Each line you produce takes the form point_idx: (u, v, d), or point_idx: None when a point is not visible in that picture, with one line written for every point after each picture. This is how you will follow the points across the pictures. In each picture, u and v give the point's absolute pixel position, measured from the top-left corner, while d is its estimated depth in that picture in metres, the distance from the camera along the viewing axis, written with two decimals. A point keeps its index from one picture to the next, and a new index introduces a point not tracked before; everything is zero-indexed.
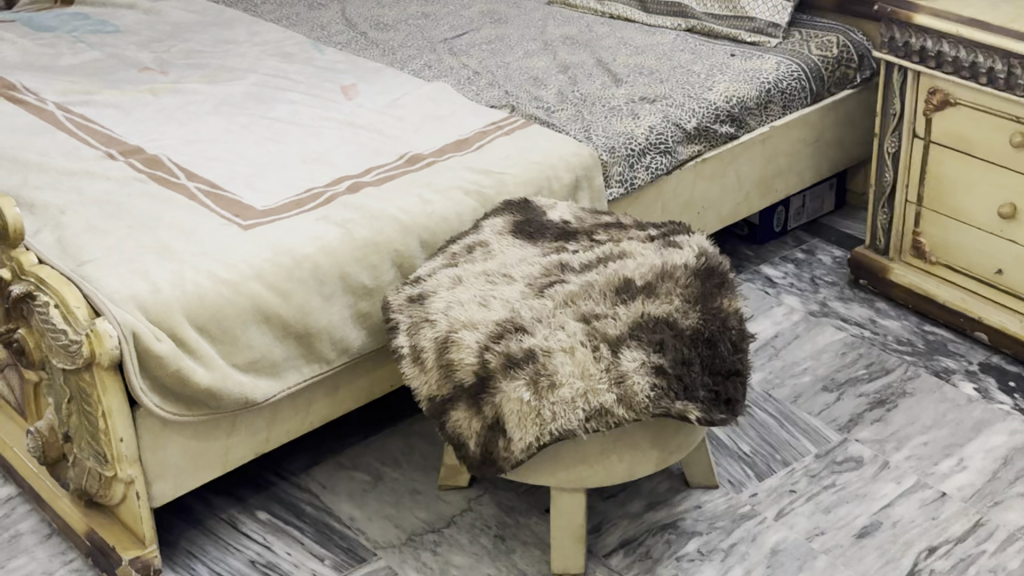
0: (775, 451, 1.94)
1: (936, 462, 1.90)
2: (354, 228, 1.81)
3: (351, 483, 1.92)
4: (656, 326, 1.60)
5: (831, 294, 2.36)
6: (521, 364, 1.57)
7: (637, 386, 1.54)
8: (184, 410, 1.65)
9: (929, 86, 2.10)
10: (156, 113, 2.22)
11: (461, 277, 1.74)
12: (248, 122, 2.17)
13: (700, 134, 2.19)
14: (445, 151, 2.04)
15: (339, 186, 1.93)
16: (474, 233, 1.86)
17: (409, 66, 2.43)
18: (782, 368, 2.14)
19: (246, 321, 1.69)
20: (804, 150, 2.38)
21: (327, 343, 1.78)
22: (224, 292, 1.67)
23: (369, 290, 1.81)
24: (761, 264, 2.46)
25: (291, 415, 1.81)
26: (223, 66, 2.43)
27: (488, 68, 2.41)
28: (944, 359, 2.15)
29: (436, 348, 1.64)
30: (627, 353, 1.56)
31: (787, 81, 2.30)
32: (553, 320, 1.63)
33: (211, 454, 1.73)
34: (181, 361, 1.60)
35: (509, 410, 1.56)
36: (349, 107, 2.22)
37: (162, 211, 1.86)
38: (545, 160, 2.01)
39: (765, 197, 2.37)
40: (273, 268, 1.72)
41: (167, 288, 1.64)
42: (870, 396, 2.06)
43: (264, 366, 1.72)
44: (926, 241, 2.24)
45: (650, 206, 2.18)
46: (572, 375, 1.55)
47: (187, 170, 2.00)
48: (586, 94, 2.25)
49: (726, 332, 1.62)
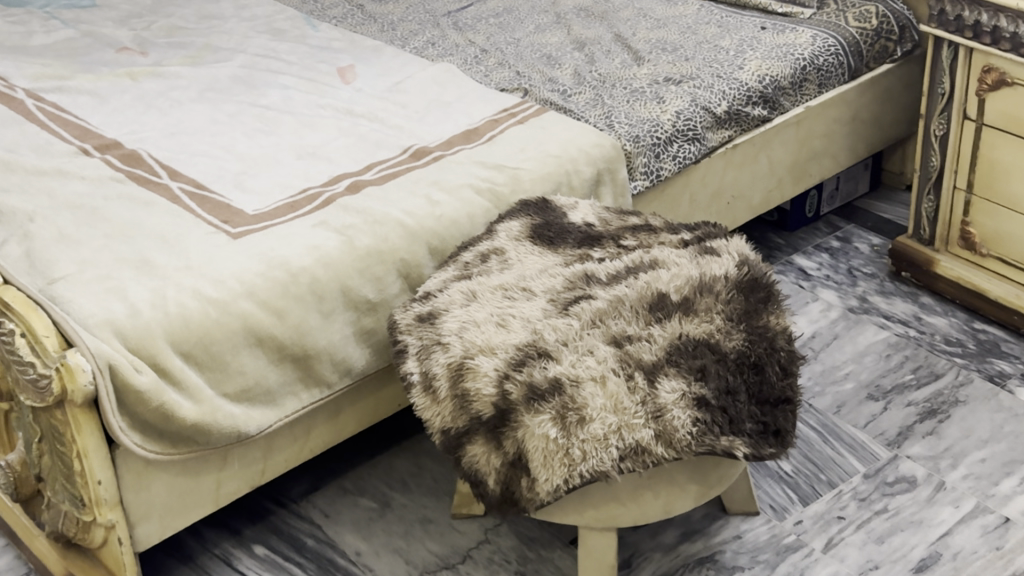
0: (819, 471, 1.78)
1: (996, 483, 1.73)
2: (356, 235, 1.64)
3: (355, 510, 1.75)
4: (697, 350, 1.43)
5: (871, 288, 2.18)
6: (547, 397, 1.40)
7: (678, 422, 1.37)
8: (167, 446, 1.47)
9: (983, 63, 1.91)
10: (136, 100, 2.03)
11: (476, 292, 1.56)
12: (236, 110, 1.98)
13: (732, 118, 2.00)
14: (453, 143, 1.85)
15: (337, 186, 1.75)
16: (488, 239, 1.68)
17: (411, 44, 2.23)
18: (823, 373, 1.97)
19: (238, 346, 1.51)
20: (841, 129, 2.20)
21: (327, 366, 1.60)
22: (211, 313, 1.49)
23: (373, 304, 1.63)
24: (793, 253, 2.28)
25: (289, 444, 1.62)
26: (210, 45, 2.23)
27: (498, 46, 2.21)
28: (999, 361, 1.97)
29: (450, 377, 1.47)
30: (666, 383, 1.40)
31: (824, 57, 2.11)
32: (580, 343, 1.46)
33: (200, 490, 1.56)
34: (164, 395, 1.43)
35: (534, 447, 1.39)
36: (347, 92, 2.03)
37: (143, 217, 1.68)
38: (563, 153, 1.83)
39: (799, 183, 2.19)
40: (266, 284, 1.55)
41: (148, 310, 1.47)
42: (920, 405, 1.88)
43: (259, 395, 1.54)
44: (976, 231, 2.05)
45: (676, 198, 1.99)
46: (604, 409, 1.39)
47: (170, 168, 1.81)
48: (605, 75, 2.06)
49: (775, 355, 1.45)
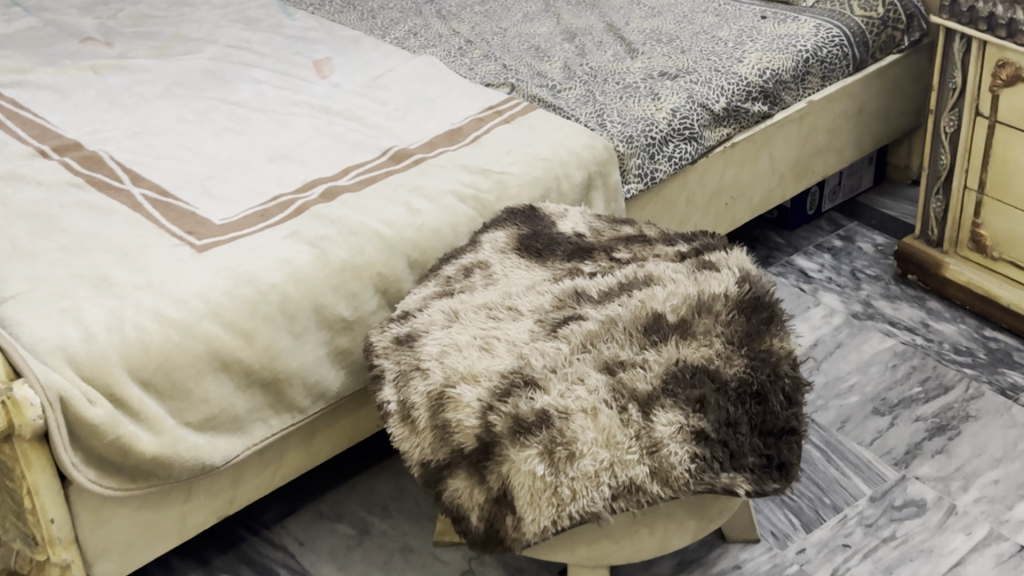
0: (823, 494, 1.68)
1: (1010, 507, 1.63)
2: (330, 247, 1.53)
3: (332, 538, 1.65)
4: (695, 379, 1.33)
5: (875, 292, 2.08)
6: (534, 430, 1.29)
7: (675, 458, 1.26)
8: (125, 481, 1.37)
9: (997, 58, 1.80)
10: (99, 96, 1.91)
11: (458, 313, 1.46)
12: (205, 107, 1.86)
13: (731, 115, 1.89)
14: (436, 144, 1.74)
15: (310, 192, 1.64)
16: (471, 251, 1.57)
17: (392, 33, 2.12)
18: (826, 385, 1.87)
19: (201, 371, 1.40)
20: (845, 124, 2.09)
21: (299, 390, 1.49)
22: (172, 336, 1.39)
23: (349, 323, 1.52)
24: (793, 253, 2.18)
25: (259, 472, 1.52)
26: (179, 36, 2.11)
27: (483, 36, 2.10)
28: (1011, 372, 1.87)
29: (430, 406, 1.37)
30: (661, 415, 1.29)
31: (828, 48, 2.00)
32: (570, 370, 1.35)
33: (162, 524, 1.45)
34: (120, 427, 1.32)
35: (520, 483, 1.28)
36: (323, 87, 1.91)
37: (102, 228, 1.57)
38: (553, 156, 1.72)
39: (801, 181, 2.08)
40: (232, 302, 1.44)
41: (103, 333, 1.36)
42: (928, 421, 1.79)
43: (225, 423, 1.44)
44: (988, 234, 1.95)
45: (672, 200, 1.88)
46: (595, 443, 1.28)
47: (132, 171, 1.70)
48: (596, 69, 1.95)
49: (779, 382, 1.35)
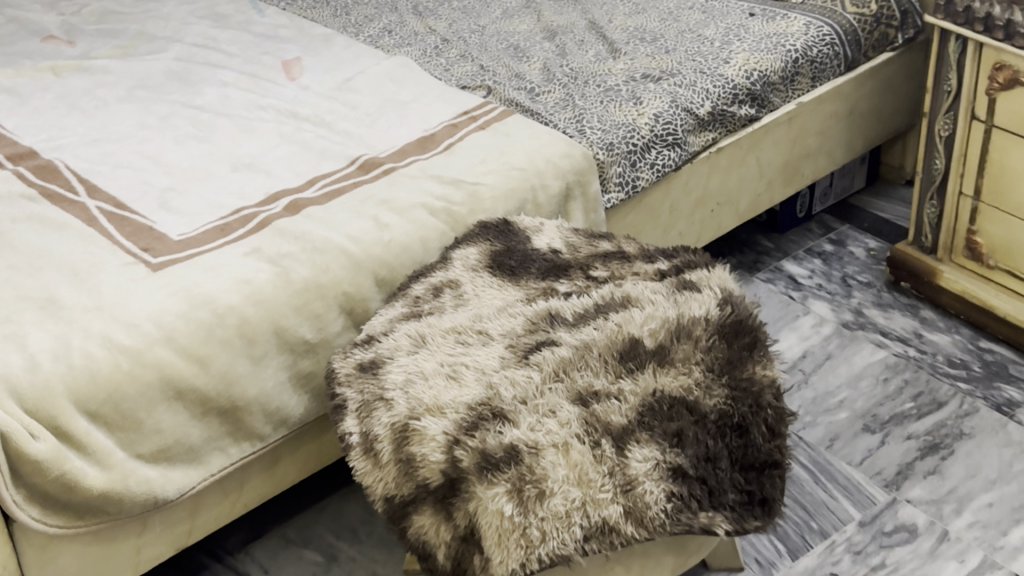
0: (810, 518, 1.61)
1: (1005, 533, 1.56)
2: (292, 266, 1.46)
3: (298, 565, 1.58)
4: (672, 411, 1.25)
5: (867, 300, 2.01)
6: (502, 467, 1.21)
7: (650, 497, 1.18)
8: (72, 518, 1.30)
9: (994, 60, 1.71)
10: (58, 99, 1.83)
11: (425, 337, 1.39)
12: (167, 112, 1.79)
13: (716, 119, 1.81)
14: (406, 153, 1.66)
15: (274, 205, 1.56)
16: (442, 268, 1.51)
17: (365, 32, 2.05)
18: (815, 401, 1.80)
19: (153, 400, 1.33)
20: (836, 125, 2.01)
21: (259, 417, 1.42)
22: (122, 364, 1.31)
23: (311, 345, 1.45)
24: (783, 259, 2.12)
25: (218, 502, 1.45)
26: (144, 34, 2.04)
27: (460, 35, 2.03)
28: (1006, 387, 1.80)
29: (394, 440, 1.29)
30: (637, 451, 1.21)
31: (818, 47, 1.92)
32: (540, 402, 1.27)
33: (115, 559, 1.38)
34: (65, 463, 1.25)
35: (487, 523, 1.19)
36: (291, 90, 1.83)
37: (53, 244, 1.49)
38: (529, 165, 1.64)
39: (790, 184, 2.00)
40: (187, 327, 1.36)
41: (49, 362, 1.28)
42: (921, 439, 1.72)
43: (179, 454, 1.37)
44: (984, 241, 1.87)
45: (656, 208, 1.81)
46: (567, 481, 1.19)
47: (88, 182, 1.62)
48: (577, 70, 1.88)
49: (761, 414, 1.27)
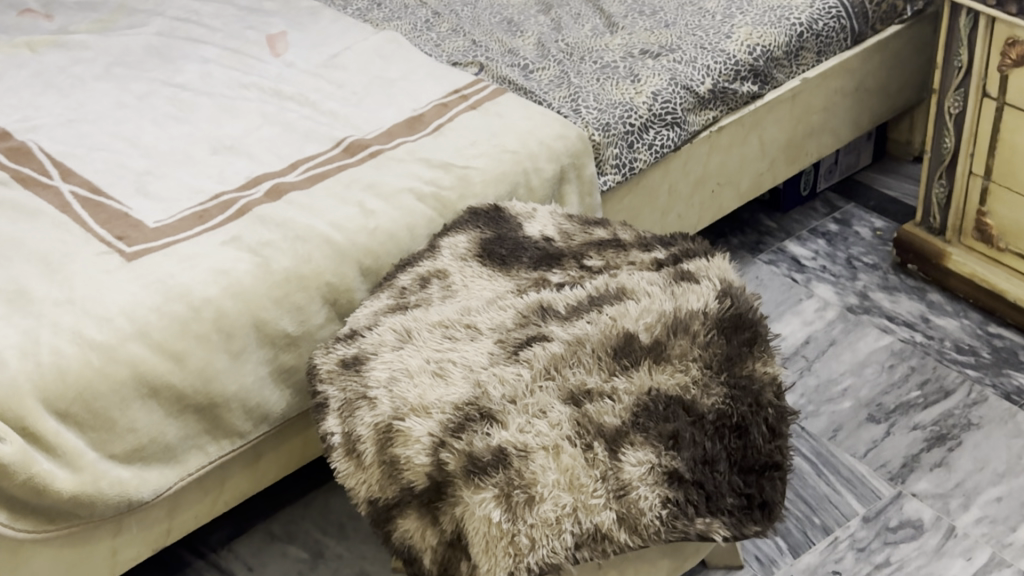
0: (812, 513, 1.56)
1: (1013, 529, 1.50)
2: (273, 256, 1.40)
3: (284, 562, 1.53)
4: (668, 411, 1.19)
5: (872, 282, 1.95)
6: (490, 471, 1.15)
7: (644, 503, 1.13)
8: (43, 522, 1.25)
9: (1007, 36, 1.64)
10: (33, 77, 1.76)
11: (411, 331, 1.33)
12: (146, 91, 1.72)
13: (717, 97, 1.74)
14: (394, 134, 1.60)
15: (255, 190, 1.50)
16: (429, 257, 1.45)
17: (354, 5, 1.98)
18: (818, 389, 1.74)
19: (127, 398, 1.27)
20: (841, 101, 1.94)
21: (238, 414, 1.37)
22: (93, 362, 1.25)
23: (293, 339, 1.39)
24: (786, 239, 2.06)
25: (198, 500, 1.40)
26: (125, 8, 1.97)
27: (452, 8, 1.97)
28: (1016, 374, 1.74)
29: (377, 440, 1.24)
30: (631, 454, 1.15)
31: (823, 20, 1.84)
32: (531, 401, 1.21)
33: (91, 561, 1.33)
34: (33, 466, 1.20)
35: (474, 529, 1.14)
36: (276, 67, 1.77)
37: (23, 232, 1.43)
38: (521, 148, 1.58)
39: (793, 163, 1.94)
40: (161, 321, 1.30)
41: (16, 360, 1.22)
42: (927, 430, 1.66)
43: (155, 453, 1.31)
44: (994, 223, 1.81)
45: (654, 190, 1.74)
46: (557, 486, 1.13)
47: (62, 164, 1.55)
48: (572, 45, 1.82)
49: (761, 413, 1.21)
